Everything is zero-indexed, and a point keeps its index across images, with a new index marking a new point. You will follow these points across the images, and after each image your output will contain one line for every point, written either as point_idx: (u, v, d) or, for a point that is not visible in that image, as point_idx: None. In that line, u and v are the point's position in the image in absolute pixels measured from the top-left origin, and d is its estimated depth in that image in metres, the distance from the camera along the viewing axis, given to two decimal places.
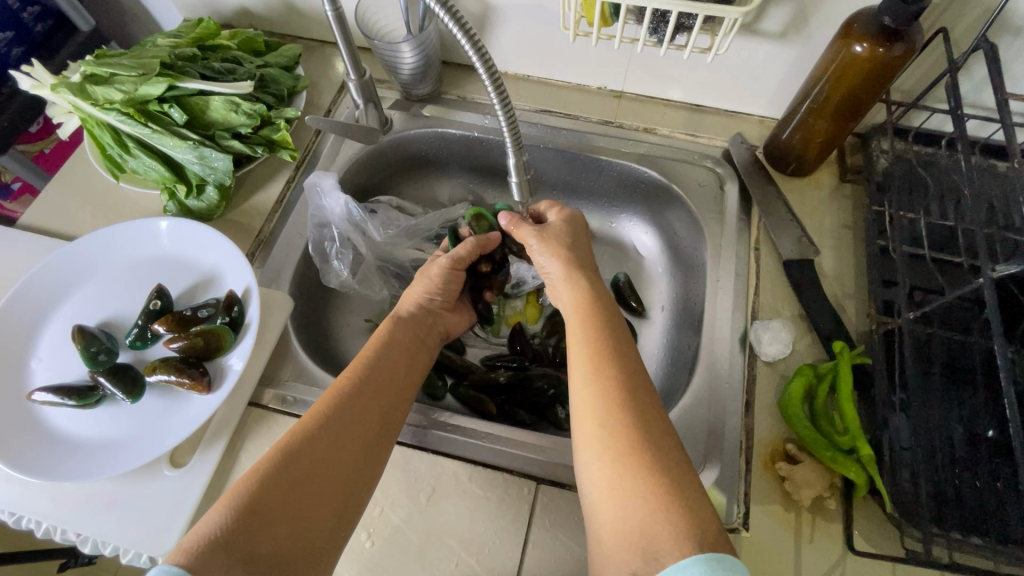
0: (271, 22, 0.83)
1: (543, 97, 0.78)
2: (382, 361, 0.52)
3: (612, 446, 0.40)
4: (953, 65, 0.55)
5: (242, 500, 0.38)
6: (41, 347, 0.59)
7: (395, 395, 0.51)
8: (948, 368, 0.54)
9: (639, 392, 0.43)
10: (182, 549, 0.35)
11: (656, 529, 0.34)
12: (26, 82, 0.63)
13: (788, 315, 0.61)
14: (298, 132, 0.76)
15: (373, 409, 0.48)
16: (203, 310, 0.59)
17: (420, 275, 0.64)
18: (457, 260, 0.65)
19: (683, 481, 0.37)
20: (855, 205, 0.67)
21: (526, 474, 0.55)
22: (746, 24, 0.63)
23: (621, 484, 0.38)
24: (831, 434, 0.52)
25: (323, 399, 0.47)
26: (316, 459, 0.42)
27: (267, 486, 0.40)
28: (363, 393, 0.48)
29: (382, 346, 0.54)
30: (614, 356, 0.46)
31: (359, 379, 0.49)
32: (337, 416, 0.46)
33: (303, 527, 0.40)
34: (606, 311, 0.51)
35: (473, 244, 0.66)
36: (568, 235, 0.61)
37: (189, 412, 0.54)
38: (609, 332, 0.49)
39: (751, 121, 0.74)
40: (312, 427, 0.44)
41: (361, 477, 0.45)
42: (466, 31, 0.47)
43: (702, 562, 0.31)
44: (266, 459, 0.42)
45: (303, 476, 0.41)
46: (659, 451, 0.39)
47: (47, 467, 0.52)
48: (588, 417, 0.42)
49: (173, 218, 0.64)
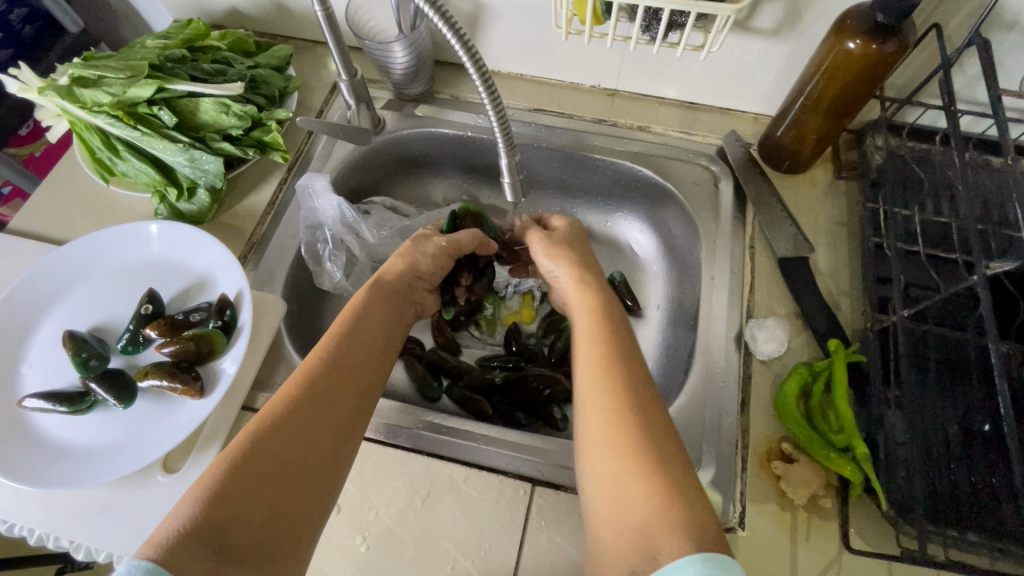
0: (262, 23, 0.82)
1: (537, 96, 0.78)
2: (355, 336, 0.51)
3: (616, 446, 0.39)
4: (947, 61, 0.54)
5: (212, 490, 0.37)
6: (32, 353, 0.59)
7: (369, 374, 0.50)
8: (943, 364, 0.54)
9: (647, 397, 0.43)
10: (151, 544, 0.34)
11: (656, 529, 0.34)
12: (13, 85, 0.62)
13: (783, 313, 0.61)
14: (289, 133, 0.75)
15: (345, 390, 0.47)
16: (195, 314, 0.58)
17: (400, 251, 0.62)
18: (455, 246, 0.64)
19: (683, 480, 0.37)
20: (849, 202, 0.67)
21: (521, 475, 0.55)
22: (739, 21, 0.63)
23: (622, 484, 0.38)
24: (826, 432, 0.52)
25: (292, 379, 0.45)
26: (285, 444, 0.41)
27: (237, 473, 0.38)
28: (336, 371, 0.47)
29: (356, 319, 0.52)
30: (620, 354, 0.46)
31: (330, 357, 0.48)
32: (308, 397, 0.44)
33: (276, 514, 0.39)
34: (608, 309, 0.51)
35: (474, 237, 0.66)
36: (570, 239, 0.62)
37: (181, 418, 0.54)
38: (615, 334, 0.48)
39: (744, 118, 0.74)
40: (282, 410, 0.43)
41: (335, 460, 0.44)
42: (458, 33, 0.47)
43: (699, 561, 0.31)
44: (236, 444, 0.40)
45: (274, 461, 0.40)
46: (659, 449, 0.39)
47: (38, 475, 0.51)
48: (596, 415, 0.42)
49: (163, 222, 0.63)
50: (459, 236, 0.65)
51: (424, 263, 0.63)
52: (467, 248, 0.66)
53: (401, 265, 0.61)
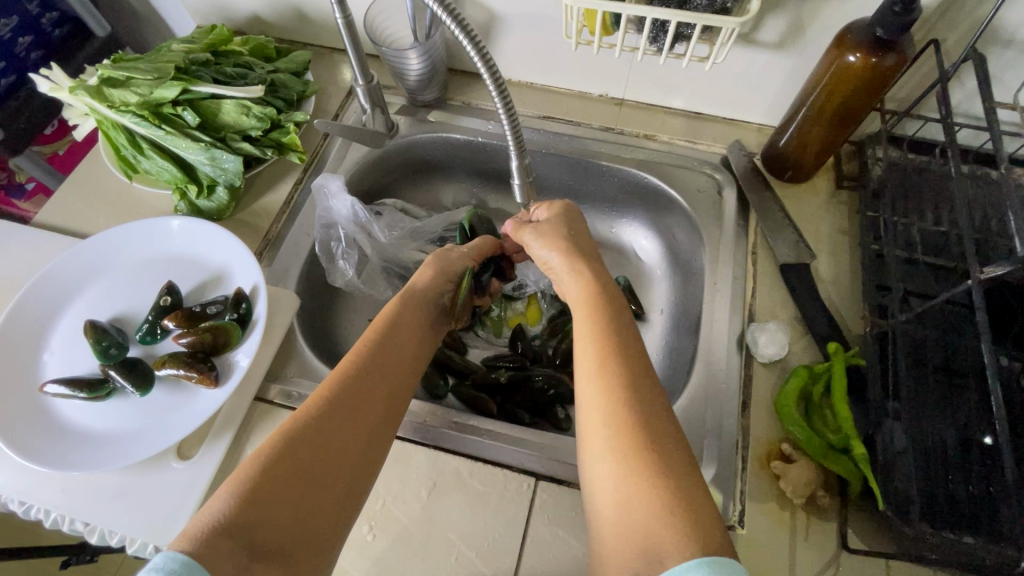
0: (282, 30, 0.85)
1: (547, 104, 0.80)
2: (385, 347, 0.53)
3: (618, 447, 0.40)
4: (945, 75, 0.56)
5: (246, 489, 0.39)
6: (53, 342, 0.61)
7: (399, 383, 0.52)
8: (941, 371, 0.55)
9: (649, 402, 0.43)
10: (186, 537, 0.37)
11: (659, 533, 0.35)
12: (45, 85, 0.65)
13: (784, 317, 0.62)
14: (306, 136, 0.78)
15: (376, 397, 0.49)
16: (212, 307, 0.60)
17: (428, 261, 0.64)
18: (477, 253, 0.68)
19: (683, 482, 0.38)
20: (851, 212, 0.68)
21: (526, 470, 0.56)
22: (744, 35, 0.65)
23: (625, 486, 0.39)
24: (824, 432, 0.53)
25: (325, 386, 0.48)
26: (319, 445, 0.44)
27: (271, 474, 0.41)
28: (364, 381, 0.49)
29: (387, 327, 0.55)
30: (619, 355, 0.46)
31: (362, 365, 0.50)
32: (340, 403, 0.47)
33: (306, 514, 0.41)
34: (610, 301, 0.51)
35: (492, 239, 0.70)
36: (569, 228, 0.60)
37: (197, 406, 0.56)
38: (614, 334, 0.48)
39: (748, 129, 0.76)
40: (314, 416, 0.45)
41: (364, 465, 0.46)
42: (474, 42, 0.49)
43: (704, 565, 0.32)
44: (268, 446, 0.42)
45: (305, 464, 0.42)
46: (662, 451, 0.40)
47: (58, 458, 0.53)
48: (599, 416, 0.43)
49: (184, 217, 0.65)
50: (478, 241, 0.69)
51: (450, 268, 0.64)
52: (488, 251, 0.70)
53: (428, 274, 0.62)
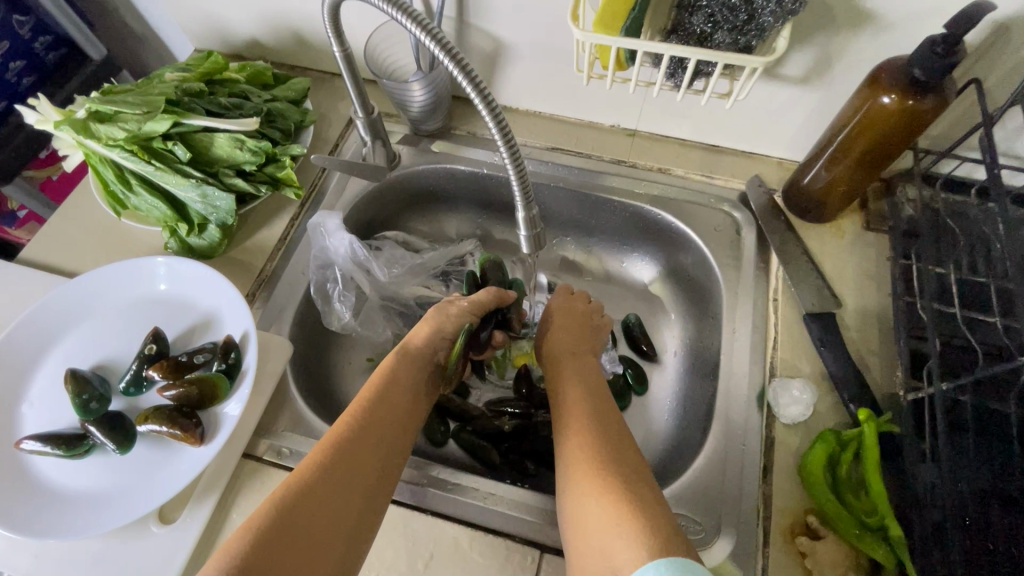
0: (281, 54, 0.82)
1: (555, 135, 0.77)
2: (385, 403, 0.51)
3: (579, 476, 0.45)
4: (988, 119, 0.52)
5: (236, 560, 0.37)
6: (33, 391, 0.58)
7: (396, 441, 0.49)
8: (982, 437, 0.51)
9: (612, 439, 0.48)
10: None
11: (616, 545, 0.38)
12: (31, 117, 0.63)
13: (809, 373, 0.58)
14: (303, 169, 0.74)
15: (375, 456, 0.47)
16: (199, 356, 0.57)
17: (426, 316, 0.61)
18: (478, 305, 0.63)
19: (648, 503, 0.41)
20: (878, 256, 0.64)
21: (530, 541, 0.52)
22: (767, 69, 0.61)
23: (583, 507, 0.43)
24: (858, 511, 0.48)
25: (321, 444, 0.46)
26: (313, 509, 0.41)
27: (263, 542, 0.38)
28: (362, 439, 0.47)
29: (385, 382, 0.53)
30: (591, 412, 0.52)
31: (360, 422, 0.48)
32: (336, 463, 0.44)
33: None
34: (586, 368, 0.59)
35: (496, 292, 0.65)
36: (569, 304, 0.68)
37: (180, 465, 0.52)
38: (590, 400, 0.54)
39: (768, 163, 0.72)
40: (309, 476, 0.43)
41: (360, 529, 0.43)
42: (478, 87, 0.45)
43: (654, 566, 0.35)
44: (261, 512, 0.40)
45: (299, 529, 0.40)
46: (631, 485, 0.43)
47: (31, 523, 0.50)
48: (576, 461, 0.46)
49: (171, 257, 0.62)
50: (480, 295, 0.64)
51: (457, 316, 0.61)
52: (490, 305, 0.64)
53: (425, 330, 0.60)
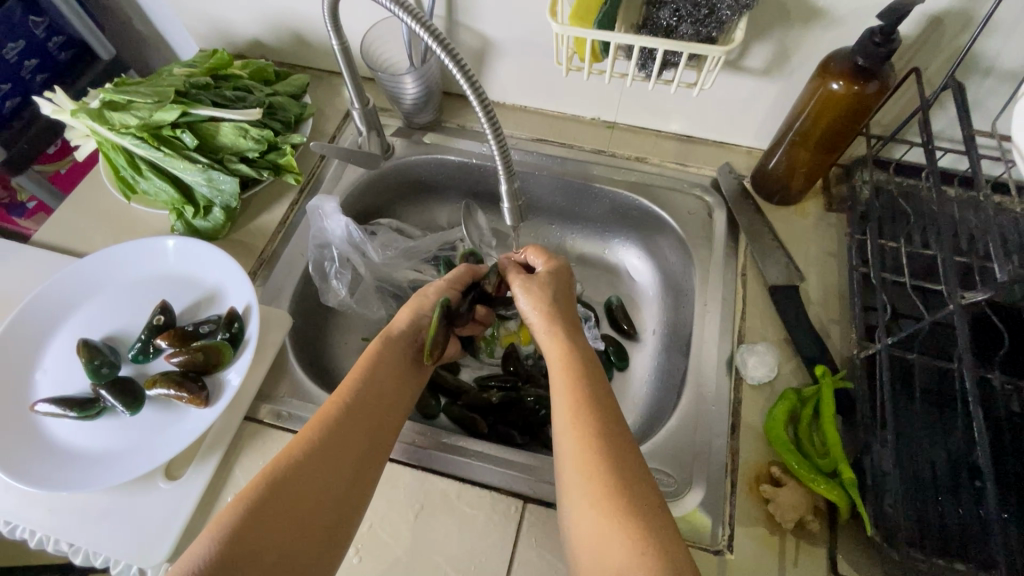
0: (281, 54, 0.87)
1: (540, 127, 0.82)
2: (372, 386, 0.54)
3: (591, 489, 0.43)
4: (927, 103, 0.57)
5: (229, 532, 0.41)
6: (46, 360, 0.61)
7: (381, 422, 0.53)
8: (929, 395, 0.55)
9: (619, 445, 0.45)
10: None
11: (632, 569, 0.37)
12: (48, 107, 0.67)
13: (774, 339, 0.63)
14: (303, 157, 0.79)
15: (361, 436, 0.50)
16: (204, 326, 0.61)
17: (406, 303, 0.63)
18: (451, 283, 0.66)
19: (655, 520, 0.40)
20: (839, 234, 0.69)
21: (514, 493, 0.55)
22: (731, 61, 0.66)
23: (600, 528, 0.41)
24: (814, 457, 0.53)
25: (311, 425, 0.49)
26: (300, 486, 0.45)
27: (253, 516, 0.42)
28: (349, 420, 0.50)
29: (366, 373, 0.55)
30: (593, 408, 0.48)
31: (347, 405, 0.51)
32: (324, 444, 0.48)
33: (289, 555, 0.42)
34: (586, 357, 0.53)
35: (466, 267, 0.69)
36: (551, 282, 0.61)
37: (185, 426, 0.56)
38: (587, 382, 0.50)
39: (738, 151, 0.77)
40: (297, 456, 0.46)
41: (346, 502, 0.47)
42: (466, 74, 0.50)
43: None
44: (252, 488, 0.44)
45: (287, 504, 0.43)
46: (633, 493, 0.42)
47: (45, 477, 0.53)
48: (580, 472, 0.44)
49: (180, 238, 0.66)
50: (452, 273, 0.68)
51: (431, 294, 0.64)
52: (464, 279, 0.68)
53: (406, 317, 0.62)
